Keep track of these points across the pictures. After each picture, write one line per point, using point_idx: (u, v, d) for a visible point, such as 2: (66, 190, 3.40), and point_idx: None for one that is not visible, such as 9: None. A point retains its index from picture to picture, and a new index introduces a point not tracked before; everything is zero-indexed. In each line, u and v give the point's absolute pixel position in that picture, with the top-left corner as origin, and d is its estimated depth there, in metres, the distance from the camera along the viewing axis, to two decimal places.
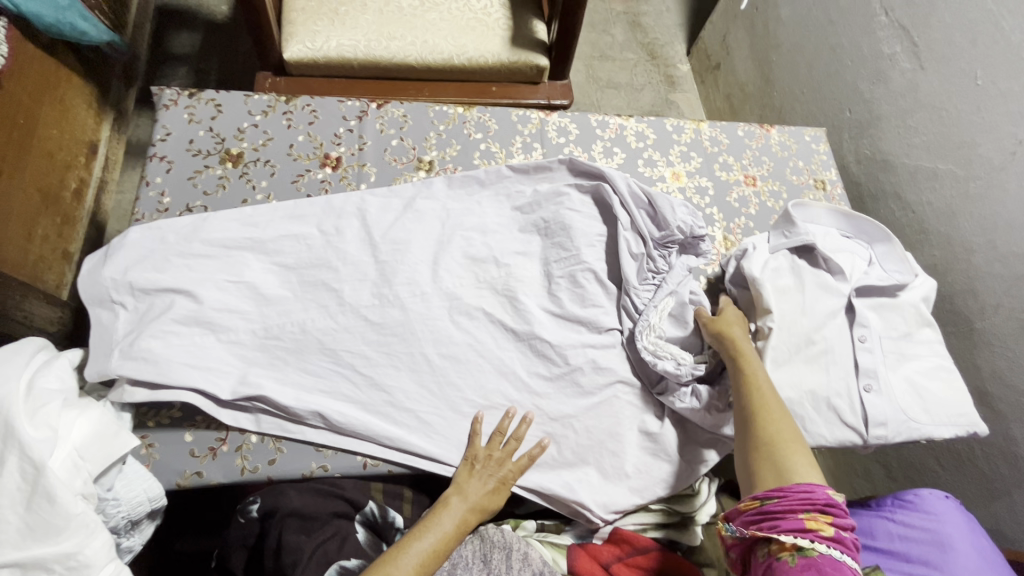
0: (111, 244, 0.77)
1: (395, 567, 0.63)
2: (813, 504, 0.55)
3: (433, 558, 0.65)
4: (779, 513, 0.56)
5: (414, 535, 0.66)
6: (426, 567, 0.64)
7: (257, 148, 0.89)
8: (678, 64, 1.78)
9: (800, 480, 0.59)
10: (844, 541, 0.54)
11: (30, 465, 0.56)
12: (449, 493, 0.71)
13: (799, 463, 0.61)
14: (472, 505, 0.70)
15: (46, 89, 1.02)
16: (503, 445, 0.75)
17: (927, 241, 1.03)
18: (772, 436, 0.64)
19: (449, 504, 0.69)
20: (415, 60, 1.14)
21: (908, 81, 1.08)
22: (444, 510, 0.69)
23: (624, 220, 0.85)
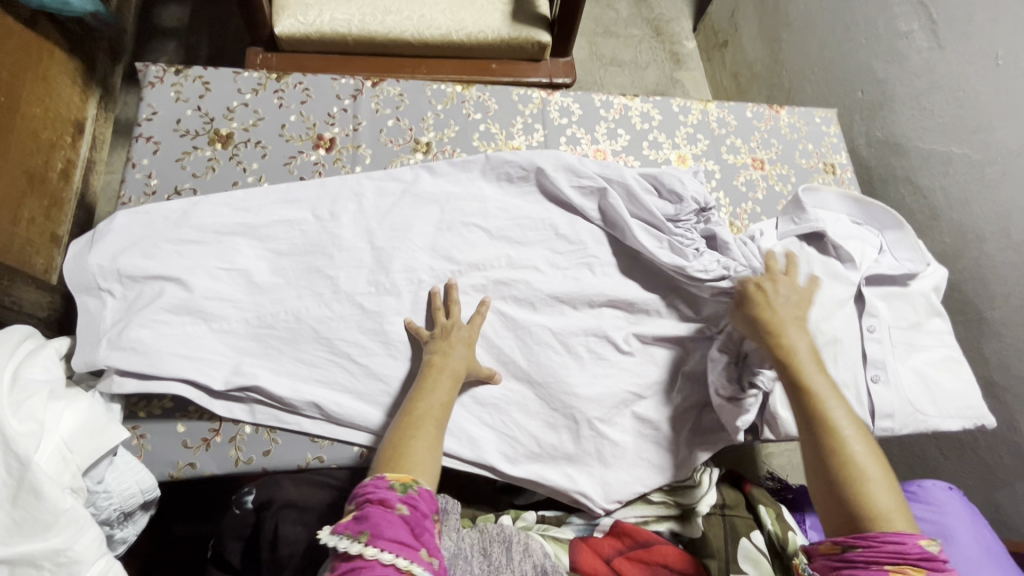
0: (98, 230, 0.74)
1: (422, 427, 0.63)
2: (903, 557, 0.52)
3: (443, 405, 0.66)
4: (862, 564, 0.53)
5: (417, 396, 0.66)
6: (438, 417, 0.65)
7: (248, 128, 0.86)
8: (684, 41, 1.73)
9: (887, 528, 0.55)
10: None
11: (16, 459, 0.55)
12: (433, 356, 0.71)
13: (882, 495, 0.57)
14: (458, 367, 0.70)
15: (26, 64, 0.98)
16: (465, 338, 0.73)
17: (939, 227, 1.00)
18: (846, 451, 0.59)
19: (439, 363, 0.70)
20: (412, 35, 1.09)
21: (924, 60, 1.04)
22: (434, 372, 0.69)
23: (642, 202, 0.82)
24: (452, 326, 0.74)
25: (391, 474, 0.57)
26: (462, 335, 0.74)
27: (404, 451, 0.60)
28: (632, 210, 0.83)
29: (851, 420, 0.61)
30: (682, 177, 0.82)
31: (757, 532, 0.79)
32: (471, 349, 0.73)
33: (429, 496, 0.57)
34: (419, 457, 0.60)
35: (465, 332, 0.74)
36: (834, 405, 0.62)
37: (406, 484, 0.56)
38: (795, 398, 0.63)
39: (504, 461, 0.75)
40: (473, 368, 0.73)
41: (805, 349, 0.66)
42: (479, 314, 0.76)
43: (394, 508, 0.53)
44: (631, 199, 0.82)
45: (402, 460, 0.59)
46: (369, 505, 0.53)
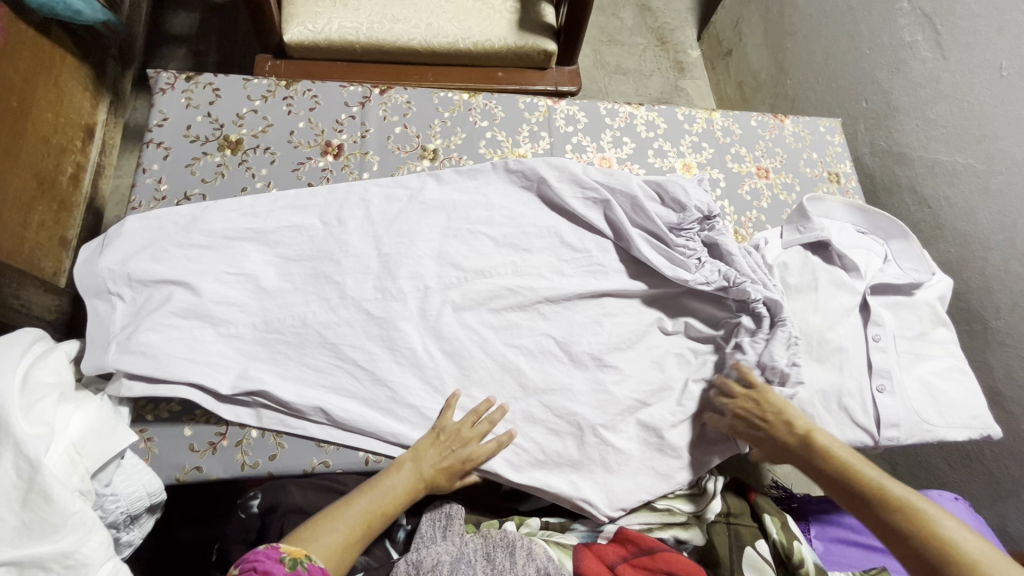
0: (108, 234, 0.75)
1: (353, 515, 0.64)
2: None
3: (382, 514, 0.66)
4: None
5: (364, 490, 0.67)
6: (370, 525, 0.64)
7: (257, 134, 0.87)
8: (688, 50, 1.74)
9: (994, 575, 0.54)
10: None
11: (26, 462, 0.55)
12: (407, 457, 0.70)
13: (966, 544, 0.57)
14: (429, 473, 0.70)
15: (39, 70, 1.00)
16: (463, 449, 0.72)
17: (943, 237, 1.00)
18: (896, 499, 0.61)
19: (416, 461, 0.70)
20: (419, 43, 1.11)
21: (928, 71, 1.05)
22: (398, 471, 0.69)
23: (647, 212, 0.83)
24: (450, 430, 0.72)
25: (285, 547, 0.54)
26: (461, 447, 0.72)
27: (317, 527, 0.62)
28: (635, 220, 0.84)
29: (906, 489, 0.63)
30: (686, 185, 0.82)
31: (762, 541, 0.78)
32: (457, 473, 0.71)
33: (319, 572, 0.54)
34: (324, 541, 0.61)
35: (469, 433, 0.72)
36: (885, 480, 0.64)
37: (296, 560, 0.53)
38: (834, 484, 0.66)
39: (509, 468, 0.75)
40: (453, 471, 0.71)
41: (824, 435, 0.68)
42: (498, 438, 0.73)
43: None
44: (636, 209, 0.83)
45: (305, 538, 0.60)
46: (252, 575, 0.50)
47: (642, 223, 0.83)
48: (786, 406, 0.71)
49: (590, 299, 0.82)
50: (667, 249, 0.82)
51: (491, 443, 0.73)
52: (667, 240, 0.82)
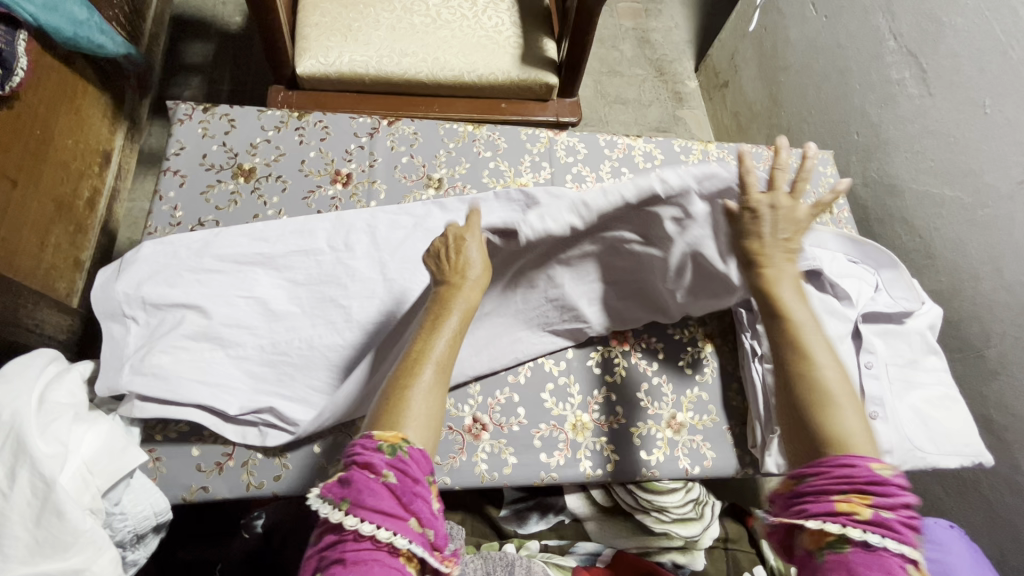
0: (125, 258, 0.78)
1: (428, 369, 0.56)
2: (851, 486, 0.50)
3: (448, 350, 0.59)
4: (812, 496, 0.52)
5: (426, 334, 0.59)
6: (443, 364, 0.57)
7: (269, 163, 0.91)
8: (686, 81, 1.80)
9: (847, 450, 0.53)
10: (887, 522, 0.49)
11: (41, 480, 0.57)
12: (441, 289, 0.63)
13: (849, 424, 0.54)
14: (472, 293, 0.63)
15: (62, 100, 1.04)
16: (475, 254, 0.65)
17: (934, 266, 1.03)
18: (820, 391, 0.56)
19: (445, 302, 0.61)
20: (426, 76, 1.15)
21: (915, 106, 1.09)
22: (437, 305, 0.61)
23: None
24: (448, 247, 0.65)
25: (381, 436, 0.52)
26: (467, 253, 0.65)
27: (400, 399, 0.54)
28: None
29: (832, 359, 0.58)
30: None
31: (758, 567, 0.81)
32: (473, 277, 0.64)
33: (420, 458, 0.52)
34: (416, 413, 0.54)
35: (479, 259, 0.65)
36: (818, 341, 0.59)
37: (394, 446, 0.51)
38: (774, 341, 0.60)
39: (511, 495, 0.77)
40: (474, 292, 0.64)
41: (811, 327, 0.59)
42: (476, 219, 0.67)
43: (379, 475, 0.49)
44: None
45: (393, 418, 0.53)
46: (354, 467, 0.50)
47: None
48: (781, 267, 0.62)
49: (589, 324, 0.84)
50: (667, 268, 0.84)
51: (473, 255, 0.65)
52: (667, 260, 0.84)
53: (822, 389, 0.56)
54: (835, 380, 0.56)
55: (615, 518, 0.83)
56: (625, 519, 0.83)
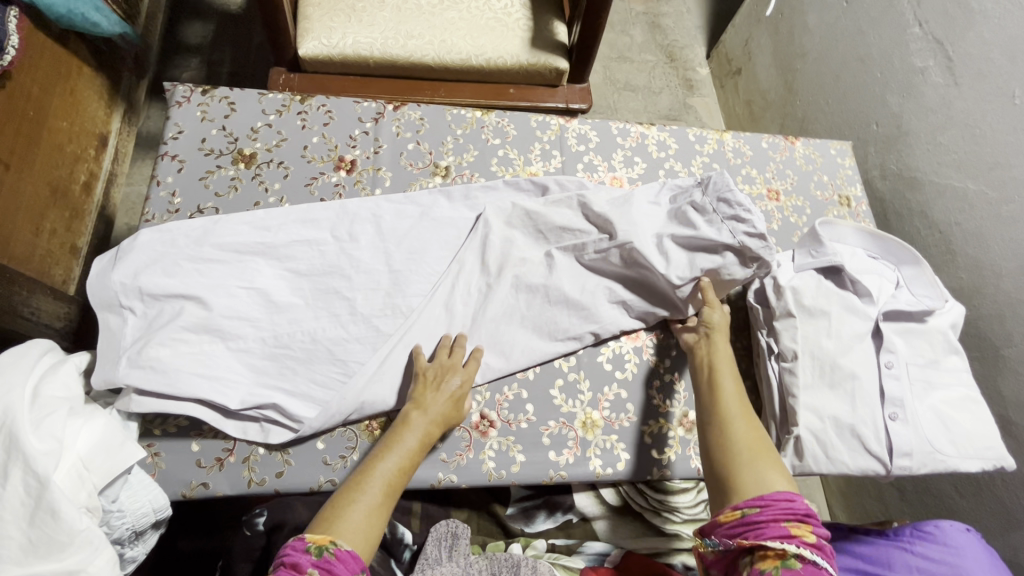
0: (121, 247, 0.75)
1: (373, 484, 0.61)
2: (794, 514, 0.55)
3: (400, 473, 0.64)
4: (763, 524, 0.55)
5: (381, 454, 0.65)
6: (391, 486, 0.62)
7: (271, 148, 0.87)
8: (697, 68, 1.75)
9: (776, 488, 0.58)
10: (823, 549, 0.54)
11: (35, 478, 0.55)
12: (410, 410, 0.69)
13: (770, 469, 0.60)
14: (436, 418, 0.69)
15: (56, 80, 1.01)
16: (453, 384, 0.72)
17: (954, 262, 1.00)
18: (744, 445, 0.63)
19: (403, 425, 0.68)
20: (433, 59, 1.11)
21: (940, 96, 1.05)
22: (404, 429, 0.67)
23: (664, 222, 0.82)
24: (433, 368, 0.73)
25: (311, 535, 0.55)
26: (448, 381, 0.73)
27: (342, 505, 0.59)
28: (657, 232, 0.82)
29: (753, 422, 0.66)
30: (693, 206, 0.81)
31: None
32: (453, 406, 0.71)
33: (349, 558, 0.54)
34: (349, 521, 0.57)
35: (462, 376, 0.73)
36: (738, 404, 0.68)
37: (321, 548, 0.53)
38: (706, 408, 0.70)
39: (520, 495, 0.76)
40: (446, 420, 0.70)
41: (732, 391, 0.69)
42: (473, 360, 0.75)
43: (303, 573, 0.51)
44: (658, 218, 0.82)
45: (330, 520, 0.57)
46: (281, 568, 0.52)
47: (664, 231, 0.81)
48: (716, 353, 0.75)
49: (601, 319, 0.81)
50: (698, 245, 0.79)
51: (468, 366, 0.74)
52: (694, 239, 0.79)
53: (732, 450, 0.63)
54: (756, 441, 0.63)
55: (625, 518, 0.82)
56: (635, 519, 0.82)
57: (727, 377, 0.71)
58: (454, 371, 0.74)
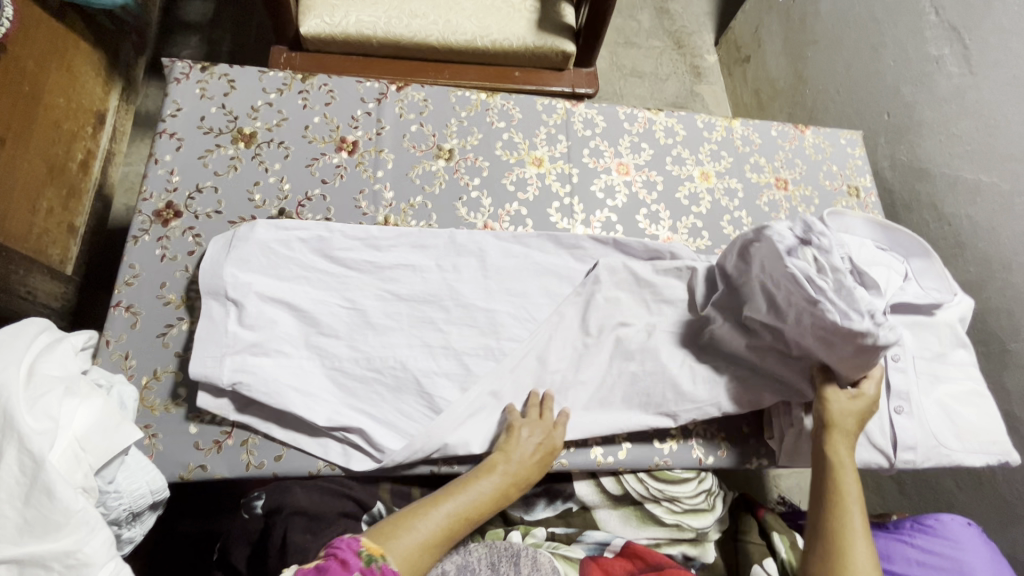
0: (237, 234, 0.74)
1: (440, 519, 0.60)
2: None
3: (466, 518, 0.62)
4: None
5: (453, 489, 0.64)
6: (455, 530, 0.61)
7: (271, 128, 0.86)
8: (705, 54, 1.72)
9: None
10: None
11: (30, 457, 0.54)
12: (496, 458, 0.68)
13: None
14: (516, 472, 0.67)
15: (52, 54, 0.99)
16: (545, 442, 0.70)
17: (963, 255, 0.99)
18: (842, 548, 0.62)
19: (485, 469, 0.66)
20: (437, 40, 1.09)
21: (954, 86, 1.03)
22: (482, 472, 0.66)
23: (777, 273, 0.69)
24: (526, 422, 0.72)
25: (365, 541, 0.55)
26: (539, 436, 0.71)
27: (403, 527, 0.58)
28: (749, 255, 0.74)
29: (866, 527, 0.63)
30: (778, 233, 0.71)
31: (769, 559, 0.79)
32: (537, 465, 0.69)
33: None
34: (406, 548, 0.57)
35: (546, 436, 0.71)
36: (856, 504, 0.64)
37: (372, 557, 0.54)
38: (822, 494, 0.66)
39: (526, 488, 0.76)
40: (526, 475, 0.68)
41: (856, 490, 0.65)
42: (561, 423, 0.72)
43: (351, 573, 0.52)
44: (772, 260, 0.70)
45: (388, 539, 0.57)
46: (331, 560, 0.53)
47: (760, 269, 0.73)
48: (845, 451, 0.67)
49: (605, 306, 0.80)
50: (820, 332, 0.68)
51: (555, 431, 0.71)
52: (829, 324, 0.66)
53: (839, 560, 0.61)
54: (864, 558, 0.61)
55: (623, 506, 0.80)
56: (633, 507, 0.80)
57: (853, 477, 0.66)
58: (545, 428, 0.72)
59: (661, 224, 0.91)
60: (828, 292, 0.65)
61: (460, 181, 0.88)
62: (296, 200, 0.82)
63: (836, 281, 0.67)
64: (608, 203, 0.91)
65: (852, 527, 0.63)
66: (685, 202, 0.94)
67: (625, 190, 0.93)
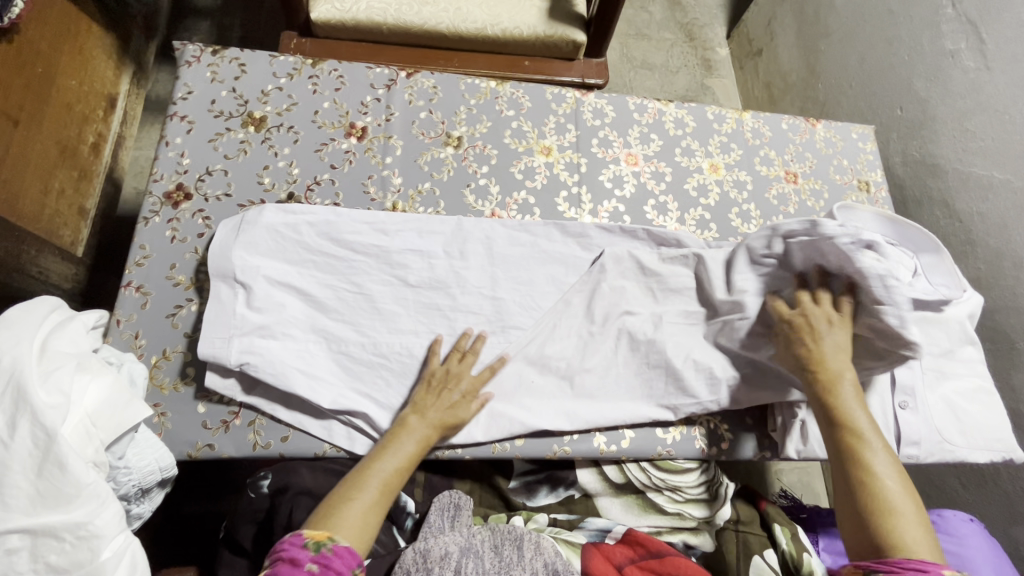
0: (246, 218, 0.74)
1: (371, 487, 0.64)
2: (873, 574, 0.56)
3: (398, 473, 0.66)
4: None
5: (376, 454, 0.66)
6: (388, 488, 0.65)
7: (281, 112, 0.86)
8: (717, 47, 1.70)
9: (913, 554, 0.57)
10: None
11: (42, 430, 0.55)
12: (407, 414, 0.69)
13: (908, 528, 0.59)
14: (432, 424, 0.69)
15: (64, 37, 0.99)
16: (459, 391, 0.72)
17: (974, 252, 0.98)
18: (880, 502, 0.61)
19: (401, 429, 0.68)
20: (447, 27, 1.09)
21: (969, 81, 1.02)
22: (400, 432, 0.68)
23: (847, 268, 0.68)
24: (440, 372, 0.72)
25: (308, 532, 0.58)
26: (453, 388, 0.72)
27: (340, 504, 0.62)
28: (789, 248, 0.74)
29: (886, 460, 0.64)
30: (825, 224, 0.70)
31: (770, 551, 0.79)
32: (455, 408, 0.71)
33: (346, 553, 0.57)
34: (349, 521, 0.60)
35: (471, 381, 0.72)
36: (871, 439, 0.65)
37: (319, 544, 0.56)
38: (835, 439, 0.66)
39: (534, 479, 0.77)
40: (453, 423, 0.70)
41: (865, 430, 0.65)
42: (487, 369, 0.74)
43: (303, 566, 0.54)
44: (829, 260, 0.69)
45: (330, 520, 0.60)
46: (280, 563, 0.55)
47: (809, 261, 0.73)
48: (842, 373, 0.68)
49: (611, 296, 0.80)
50: (868, 335, 0.70)
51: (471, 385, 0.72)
52: (887, 329, 0.67)
53: (878, 504, 0.61)
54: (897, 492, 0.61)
55: (624, 494, 0.82)
56: (634, 495, 0.81)
57: (856, 410, 0.67)
58: (464, 376, 0.73)
59: (668, 215, 0.91)
60: (899, 297, 0.66)
61: (468, 168, 0.88)
62: (304, 184, 0.83)
63: (896, 286, 0.68)
64: (616, 193, 0.91)
65: (870, 461, 0.63)
66: (693, 193, 0.93)
67: (634, 181, 0.92)
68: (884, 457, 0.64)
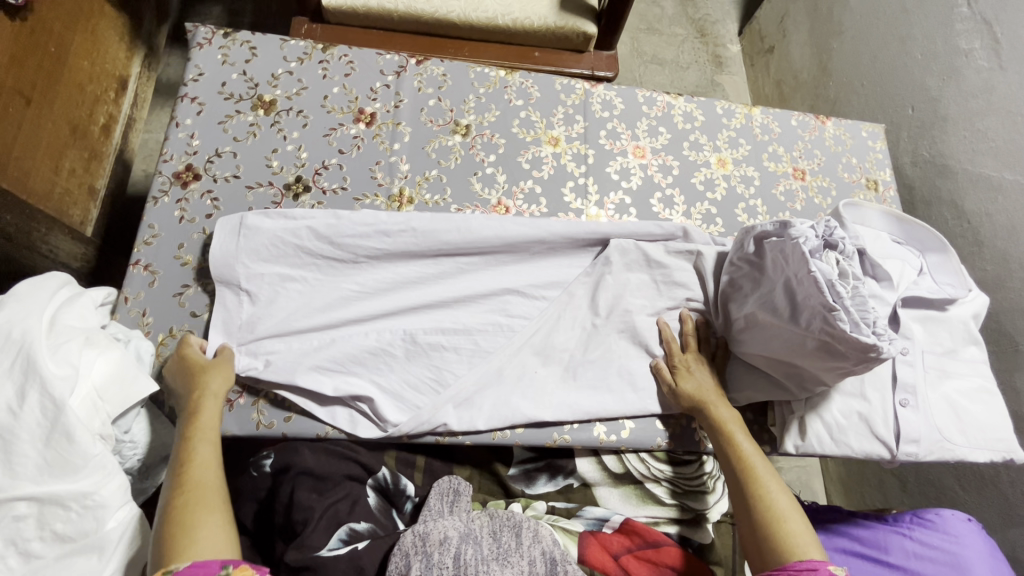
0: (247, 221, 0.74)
1: (208, 501, 0.56)
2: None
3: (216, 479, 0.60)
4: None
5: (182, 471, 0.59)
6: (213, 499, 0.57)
7: (291, 96, 0.86)
8: (728, 44, 1.69)
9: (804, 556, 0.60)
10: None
11: (51, 402, 0.56)
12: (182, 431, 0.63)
13: (797, 532, 0.63)
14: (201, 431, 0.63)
15: (77, 17, 1.00)
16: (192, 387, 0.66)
17: (981, 254, 0.97)
18: (773, 515, 0.64)
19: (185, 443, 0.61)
20: (458, 16, 1.09)
21: (982, 81, 1.01)
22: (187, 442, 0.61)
23: (800, 271, 0.65)
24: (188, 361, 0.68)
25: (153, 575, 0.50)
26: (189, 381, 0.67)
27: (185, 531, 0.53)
28: (764, 249, 0.72)
29: (773, 477, 0.67)
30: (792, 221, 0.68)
31: None
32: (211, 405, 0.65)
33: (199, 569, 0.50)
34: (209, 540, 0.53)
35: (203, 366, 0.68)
36: (756, 457, 0.69)
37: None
38: (728, 466, 0.70)
39: None
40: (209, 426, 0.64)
41: (750, 448, 0.70)
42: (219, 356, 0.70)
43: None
44: (793, 259, 0.66)
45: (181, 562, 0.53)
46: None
47: (776, 262, 0.70)
48: (723, 410, 0.73)
49: (615, 287, 0.80)
50: (825, 341, 0.66)
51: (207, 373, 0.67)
52: (838, 334, 0.63)
53: (771, 516, 0.64)
54: (783, 506, 0.65)
55: (624, 484, 0.82)
56: (633, 486, 0.82)
57: (740, 435, 0.71)
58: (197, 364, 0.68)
59: (675, 209, 0.91)
60: (847, 301, 0.63)
61: (475, 156, 0.88)
62: (312, 168, 0.83)
63: (854, 288, 0.65)
64: (622, 185, 0.91)
65: (762, 480, 0.67)
66: (700, 187, 0.93)
67: (641, 174, 0.92)
68: (771, 474, 0.68)
